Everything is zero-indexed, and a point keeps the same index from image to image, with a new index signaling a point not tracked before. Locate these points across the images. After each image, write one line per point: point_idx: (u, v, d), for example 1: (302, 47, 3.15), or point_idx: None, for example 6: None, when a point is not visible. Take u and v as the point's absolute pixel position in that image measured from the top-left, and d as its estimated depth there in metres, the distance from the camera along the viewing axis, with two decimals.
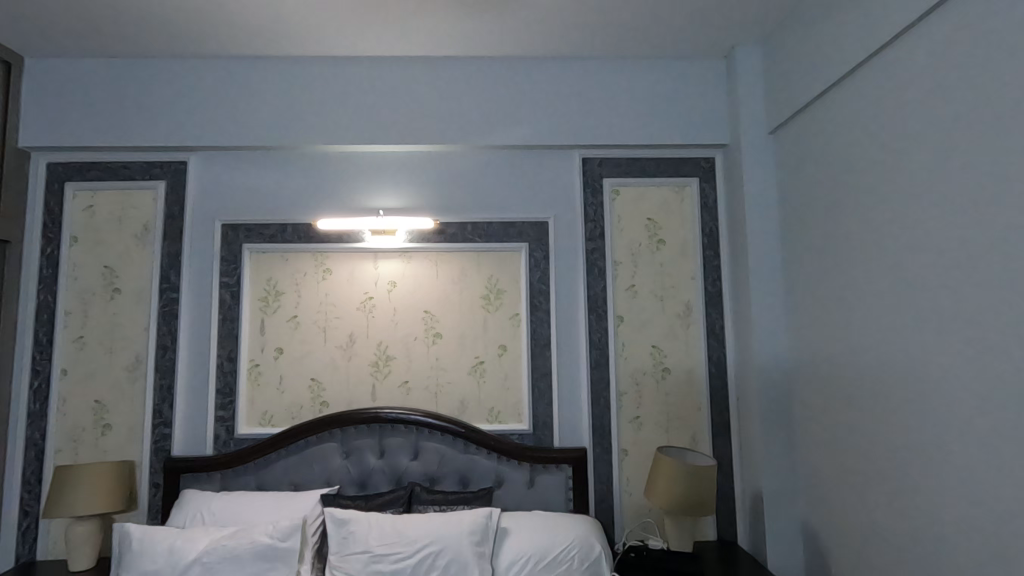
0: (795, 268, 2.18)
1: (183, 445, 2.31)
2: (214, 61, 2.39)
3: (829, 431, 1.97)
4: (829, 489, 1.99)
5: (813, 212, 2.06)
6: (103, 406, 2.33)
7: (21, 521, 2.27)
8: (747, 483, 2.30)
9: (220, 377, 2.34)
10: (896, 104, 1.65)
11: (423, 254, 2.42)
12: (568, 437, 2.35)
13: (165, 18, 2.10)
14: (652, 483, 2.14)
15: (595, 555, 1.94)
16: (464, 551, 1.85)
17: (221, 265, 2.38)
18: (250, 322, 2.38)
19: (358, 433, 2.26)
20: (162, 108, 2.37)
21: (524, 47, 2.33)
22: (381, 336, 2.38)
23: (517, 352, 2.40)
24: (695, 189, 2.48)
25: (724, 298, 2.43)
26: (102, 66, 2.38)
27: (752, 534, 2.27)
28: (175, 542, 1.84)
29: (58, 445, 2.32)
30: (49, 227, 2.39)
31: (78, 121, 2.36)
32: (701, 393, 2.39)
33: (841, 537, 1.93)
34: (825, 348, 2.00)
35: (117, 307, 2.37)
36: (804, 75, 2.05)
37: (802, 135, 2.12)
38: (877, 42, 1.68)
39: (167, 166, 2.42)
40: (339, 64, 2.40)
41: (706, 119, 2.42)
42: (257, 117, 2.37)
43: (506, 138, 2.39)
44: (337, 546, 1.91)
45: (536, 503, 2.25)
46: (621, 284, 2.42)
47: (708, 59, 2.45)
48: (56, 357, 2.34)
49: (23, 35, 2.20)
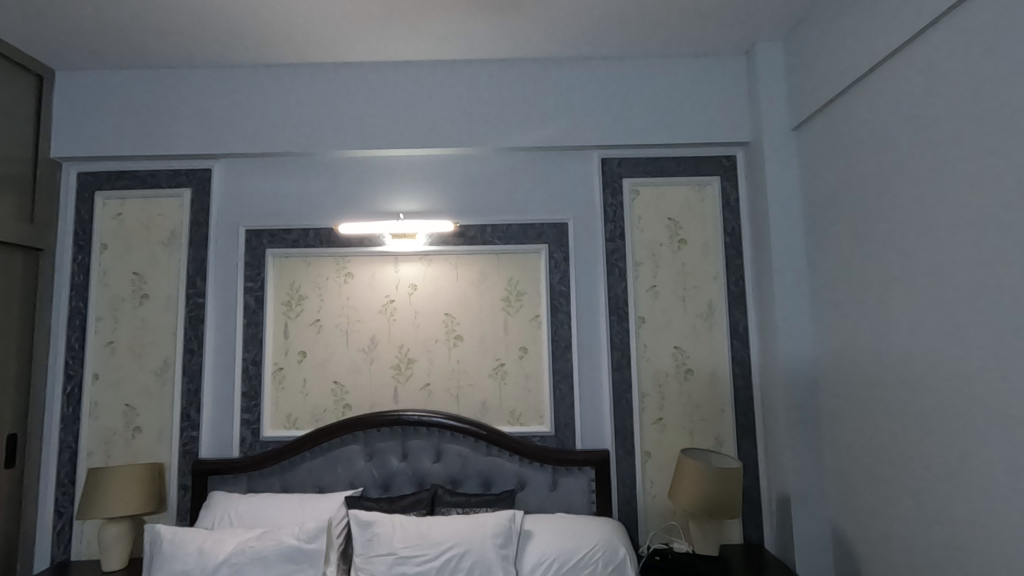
0: (820, 266, 2.14)
1: (211, 447, 2.35)
2: (236, 70, 2.44)
3: (857, 432, 1.93)
4: (858, 491, 1.95)
5: (837, 210, 2.02)
6: (133, 410, 2.38)
7: (56, 522, 2.33)
8: (773, 486, 2.27)
9: (246, 380, 2.37)
10: (921, 99, 1.62)
11: (443, 257, 2.43)
12: (591, 439, 2.34)
13: (188, 30, 2.14)
14: (676, 485, 2.12)
15: (620, 558, 1.92)
16: (488, 554, 1.85)
17: (246, 270, 2.42)
18: (274, 326, 2.41)
19: (380, 435, 2.28)
20: (187, 118, 2.42)
21: (542, 48, 2.33)
22: (402, 338, 2.40)
23: (538, 353, 2.39)
24: (716, 188, 2.45)
25: (747, 298, 2.40)
26: (129, 78, 2.44)
27: (779, 537, 2.23)
28: (204, 544, 1.87)
29: (90, 448, 2.37)
30: (80, 236, 2.45)
31: (107, 131, 2.42)
32: (725, 394, 2.36)
33: (871, 541, 1.88)
34: (852, 347, 1.95)
35: (145, 312, 2.42)
36: (826, 70, 2.02)
37: (825, 132, 2.08)
38: (901, 36, 1.65)
39: (192, 174, 2.47)
40: (359, 70, 2.42)
41: (727, 117, 2.39)
42: (278, 124, 2.41)
43: (524, 140, 2.39)
44: (362, 548, 1.92)
45: (559, 505, 2.24)
46: (642, 284, 2.41)
47: (728, 56, 2.42)
48: (87, 362, 2.40)
49: (55, 48, 2.26)
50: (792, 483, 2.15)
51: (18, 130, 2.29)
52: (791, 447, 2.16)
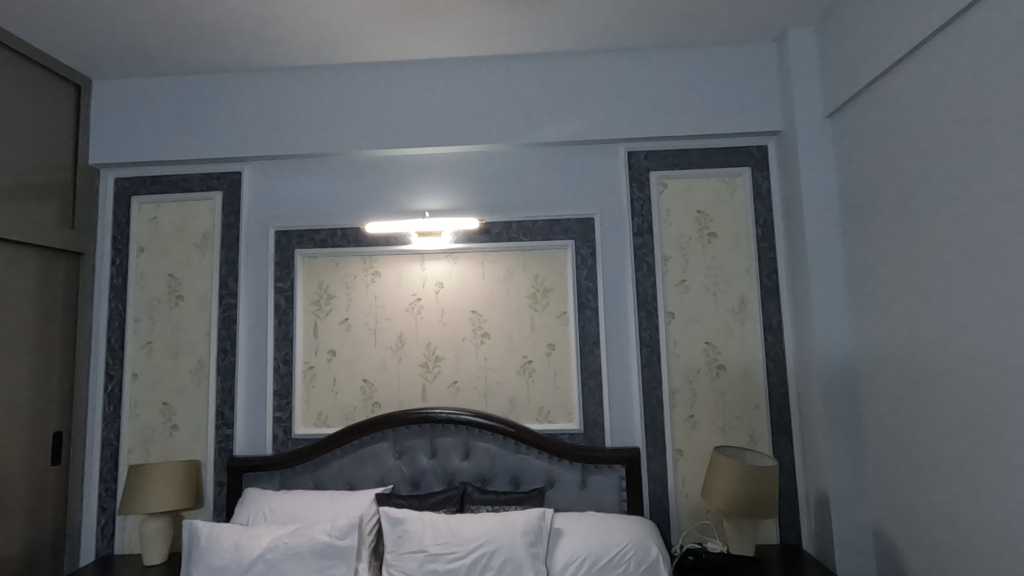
0: (858, 257, 2.06)
1: (245, 444, 2.40)
2: (262, 74, 2.48)
3: (899, 429, 1.85)
4: (900, 491, 1.87)
5: (874, 199, 1.94)
6: (170, 408, 2.44)
7: (100, 517, 2.41)
8: (810, 485, 2.20)
9: (278, 379, 2.41)
10: (960, 84, 1.54)
11: (469, 254, 2.43)
12: (620, 437, 2.31)
13: (215, 37, 2.19)
14: (709, 484, 2.07)
15: (652, 558, 1.89)
16: (518, 552, 1.84)
17: (276, 271, 2.46)
18: (304, 325, 2.44)
19: (409, 433, 2.29)
20: (217, 123, 2.47)
21: (565, 42, 2.30)
22: (430, 336, 2.40)
23: (566, 350, 2.37)
24: (747, 179, 2.39)
25: (780, 291, 2.33)
26: (161, 85, 2.50)
27: (817, 537, 2.16)
28: (239, 539, 1.90)
29: (131, 446, 2.44)
30: (118, 240, 2.53)
31: (141, 137, 2.49)
32: (759, 391, 2.30)
33: (915, 543, 1.81)
34: (892, 341, 1.88)
35: (180, 313, 2.48)
36: (860, 56, 1.94)
37: (861, 119, 2.00)
38: (937, 18, 1.58)
39: (223, 177, 2.52)
40: (382, 70, 2.43)
41: (757, 106, 2.33)
42: (304, 126, 2.44)
43: (549, 136, 2.37)
44: (393, 545, 1.93)
45: (589, 504, 2.21)
46: (671, 279, 2.36)
47: (758, 43, 2.35)
48: (127, 362, 2.47)
49: (92, 59, 2.34)
50: (830, 482, 2.08)
51: (59, 139, 2.38)
52: (828, 444, 2.09)
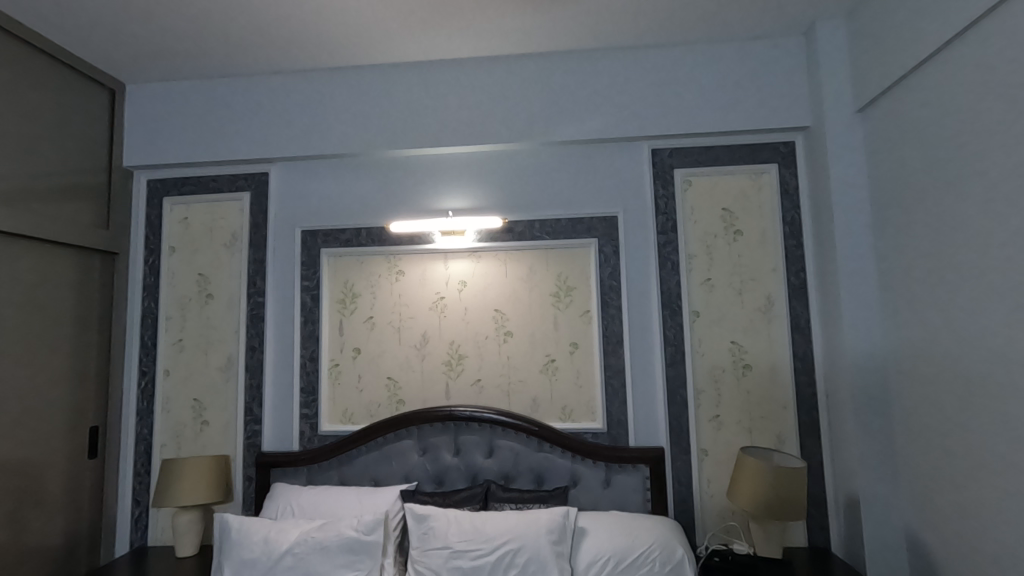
0: (890, 255, 2.01)
1: (273, 440, 2.44)
2: (288, 77, 2.52)
3: (932, 432, 1.81)
4: (934, 494, 1.82)
5: (907, 196, 1.90)
6: (201, 404, 2.50)
7: (134, 509, 2.48)
8: (839, 487, 2.16)
9: (304, 376, 2.45)
10: (992, 80, 1.51)
11: (492, 253, 2.44)
12: (644, 437, 2.30)
13: (242, 41, 2.24)
14: (736, 484, 2.05)
15: (677, 558, 1.87)
16: (542, 550, 1.84)
17: (302, 270, 2.49)
18: (330, 324, 2.47)
19: (433, 431, 2.31)
20: (244, 126, 2.52)
21: (588, 40, 2.29)
22: (453, 335, 2.42)
23: (589, 349, 2.36)
24: (774, 175, 2.35)
25: (808, 290, 2.29)
26: (192, 89, 2.56)
27: (847, 540, 2.12)
28: (269, 533, 1.94)
29: (163, 440, 2.51)
30: (151, 239, 2.60)
31: (173, 139, 2.55)
32: (786, 390, 2.27)
33: (950, 548, 1.76)
34: (925, 341, 1.83)
35: (210, 311, 2.54)
36: (890, 50, 1.90)
37: (893, 113, 1.95)
38: (969, 15, 1.54)
39: (251, 177, 2.57)
40: (406, 71, 2.45)
41: (784, 102, 2.29)
42: (329, 127, 2.47)
43: (572, 134, 2.36)
44: (418, 541, 1.95)
45: (613, 503, 2.20)
46: (696, 277, 2.34)
47: (786, 38, 2.31)
48: (159, 359, 2.53)
49: (125, 64, 2.40)
50: (861, 484, 2.03)
51: (94, 142, 2.45)
52: (859, 446, 2.04)
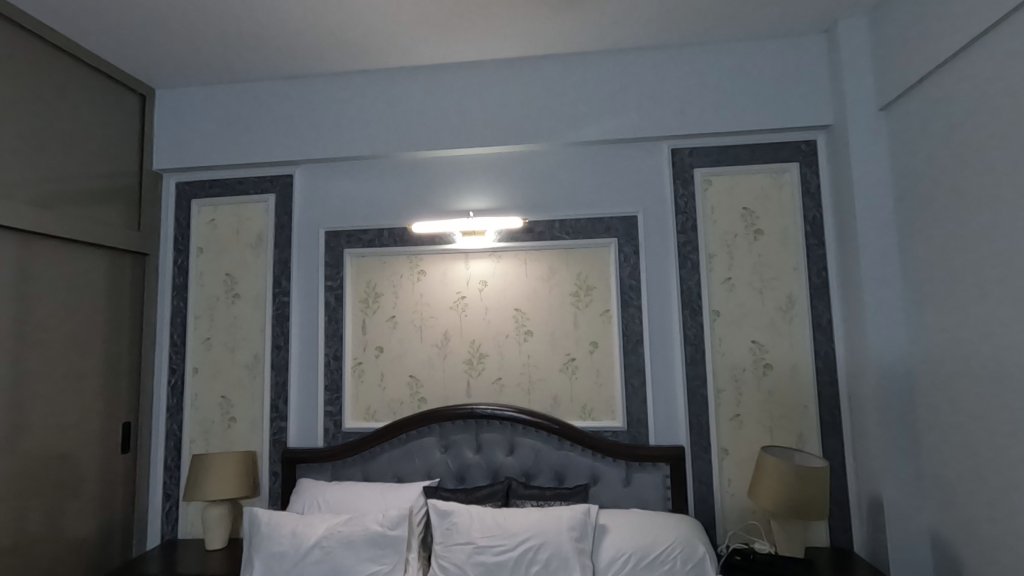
0: (914, 255, 1.99)
1: (298, 437, 2.49)
2: (311, 80, 2.56)
3: (956, 433, 1.79)
4: (958, 495, 1.81)
5: (929, 196, 1.89)
6: (228, 401, 2.56)
7: (164, 503, 2.55)
8: (862, 488, 2.15)
9: (328, 374, 2.50)
10: (1012, 82, 1.51)
11: (513, 253, 2.46)
12: (664, 436, 2.30)
13: (268, 47, 2.30)
14: (756, 483, 2.05)
15: (699, 556, 1.88)
16: (564, 546, 1.86)
17: (326, 270, 2.54)
18: (353, 323, 2.52)
19: (455, 428, 2.34)
20: (269, 129, 2.57)
21: (608, 40, 2.31)
22: (474, 334, 2.45)
23: (609, 348, 2.38)
24: (795, 174, 2.34)
25: (830, 289, 2.28)
26: (218, 93, 2.63)
27: (870, 540, 2.11)
28: (297, 527, 1.99)
29: (192, 436, 2.57)
30: (179, 240, 2.67)
31: (200, 143, 2.62)
32: (807, 390, 2.26)
33: (975, 550, 1.75)
34: (949, 342, 1.82)
35: (236, 310, 2.60)
36: (913, 50, 1.89)
37: (916, 113, 1.94)
38: (990, 18, 1.54)
39: (276, 180, 2.62)
40: (426, 73, 2.49)
41: (806, 101, 2.28)
42: (351, 130, 2.51)
43: (592, 134, 2.38)
44: (442, 536, 1.98)
45: (633, 501, 2.22)
46: (716, 276, 2.34)
47: (807, 36, 2.30)
48: (188, 357, 2.60)
49: (155, 70, 2.48)
50: (884, 485, 2.02)
51: (126, 146, 2.53)
52: (882, 447, 2.03)
